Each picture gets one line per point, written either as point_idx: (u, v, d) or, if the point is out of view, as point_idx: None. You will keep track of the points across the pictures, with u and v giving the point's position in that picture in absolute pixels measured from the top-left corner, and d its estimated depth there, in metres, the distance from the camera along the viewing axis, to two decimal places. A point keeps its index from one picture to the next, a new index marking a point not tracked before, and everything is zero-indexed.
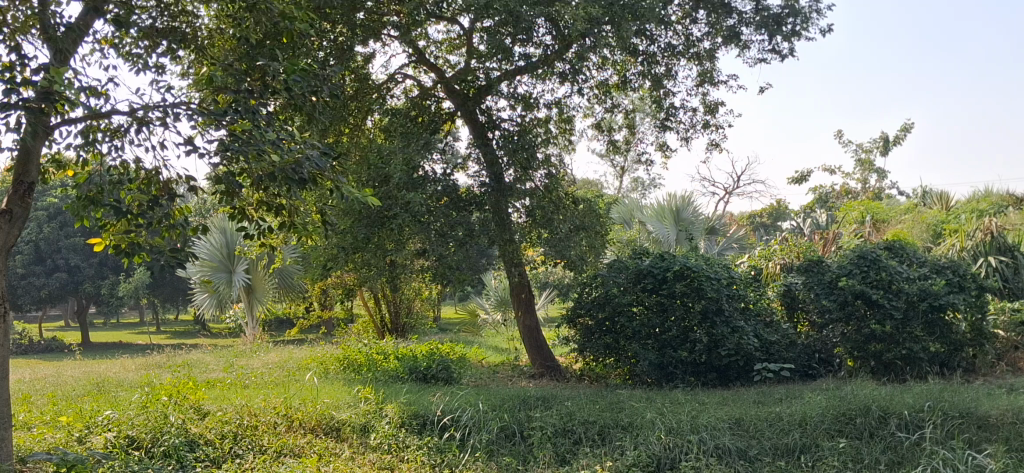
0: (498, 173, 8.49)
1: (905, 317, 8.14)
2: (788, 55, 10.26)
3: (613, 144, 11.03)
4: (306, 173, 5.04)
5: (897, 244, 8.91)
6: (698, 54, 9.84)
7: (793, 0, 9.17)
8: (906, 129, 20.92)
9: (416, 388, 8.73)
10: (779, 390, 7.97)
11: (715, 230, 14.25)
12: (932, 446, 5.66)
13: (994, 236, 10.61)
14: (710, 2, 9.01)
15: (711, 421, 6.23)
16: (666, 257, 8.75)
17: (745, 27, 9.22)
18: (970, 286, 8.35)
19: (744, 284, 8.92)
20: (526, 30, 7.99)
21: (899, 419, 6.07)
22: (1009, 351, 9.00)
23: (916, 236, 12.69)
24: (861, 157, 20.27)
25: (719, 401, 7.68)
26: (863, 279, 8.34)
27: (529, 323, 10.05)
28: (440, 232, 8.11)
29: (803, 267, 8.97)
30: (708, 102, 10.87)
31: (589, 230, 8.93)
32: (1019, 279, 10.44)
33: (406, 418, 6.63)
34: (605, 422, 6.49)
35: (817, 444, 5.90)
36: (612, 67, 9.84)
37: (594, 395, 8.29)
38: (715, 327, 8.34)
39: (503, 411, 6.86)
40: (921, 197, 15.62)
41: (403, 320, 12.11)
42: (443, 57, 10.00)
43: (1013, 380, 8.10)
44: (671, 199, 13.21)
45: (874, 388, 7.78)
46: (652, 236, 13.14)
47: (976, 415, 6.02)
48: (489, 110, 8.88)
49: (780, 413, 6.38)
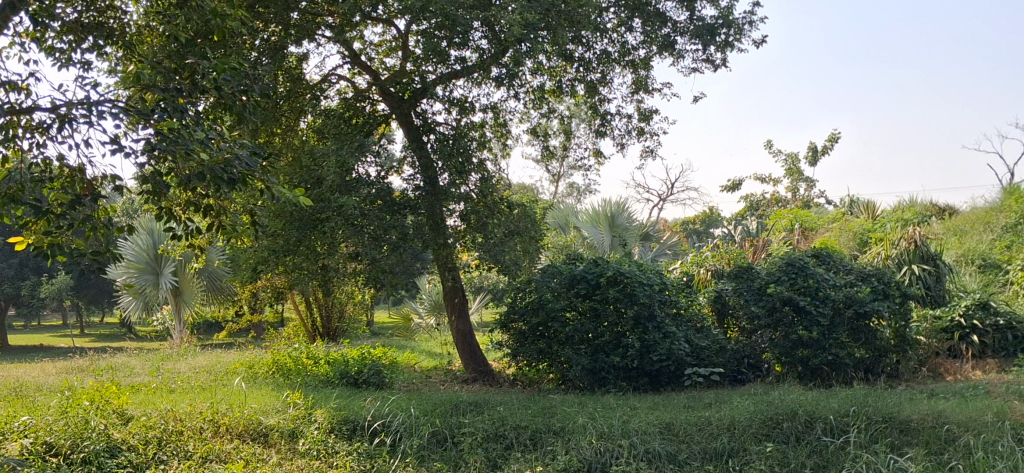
0: (433, 177, 8.49)
1: (832, 323, 8.32)
2: (721, 66, 10.41)
3: (548, 149, 11.06)
4: (236, 173, 4.96)
5: (824, 252, 9.08)
6: (633, 61, 9.94)
7: (727, 11, 9.31)
8: (834, 139, 21.41)
9: (346, 393, 8.63)
10: (708, 395, 8.06)
11: (649, 236, 14.36)
12: (856, 450, 5.76)
13: (918, 244, 10.93)
14: (645, 10, 9.10)
15: (641, 426, 6.28)
16: (599, 262, 8.80)
17: (680, 36, 9.32)
18: (894, 293, 8.55)
19: (676, 290, 9.00)
20: (462, 33, 7.95)
21: (825, 423, 6.17)
22: (931, 357, 9.26)
23: (843, 244, 12.98)
24: (791, 166, 20.66)
25: (650, 406, 7.74)
26: (792, 286, 8.50)
27: (462, 327, 10.01)
28: (373, 235, 7.97)
29: (733, 274, 9.10)
30: (643, 110, 10.97)
31: (523, 234, 8.93)
32: (941, 287, 10.72)
33: (336, 423, 6.54)
34: (537, 427, 6.48)
35: (744, 448, 5.97)
36: (548, 73, 9.87)
37: (527, 400, 8.28)
38: (647, 333, 8.42)
39: (435, 416, 6.80)
40: (848, 206, 15.97)
41: (335, 324, 12.00)
42: (378, 59, 9.92)
43: (934, 385, 8.33)
44: (605, 205, 13.31)
45: (801, 393, 7.92)
46: (588, 242, 13.29)
47: (898, 420, 6.15)
48: (425, 113, 8.85)
49: (709, 418, 6.45)
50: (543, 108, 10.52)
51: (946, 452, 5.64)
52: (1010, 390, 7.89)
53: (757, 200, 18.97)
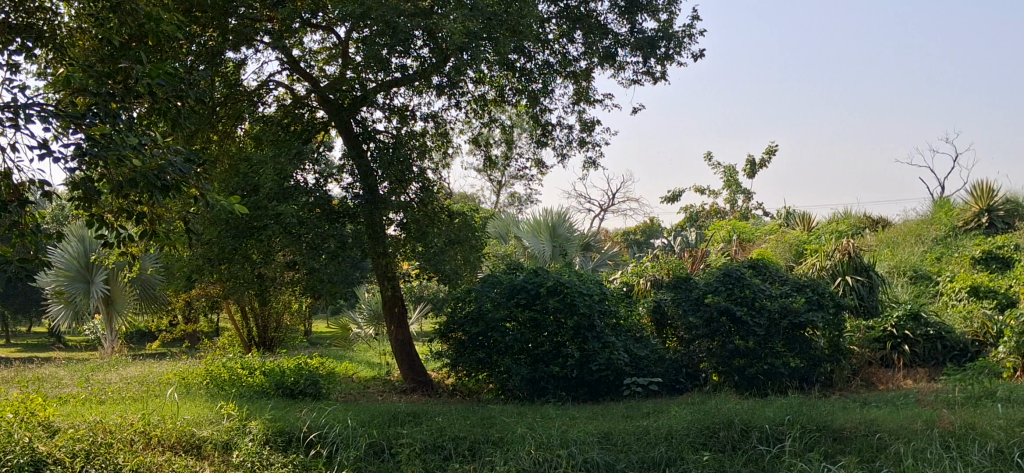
0: (373, 186, 8.43)
1: (767, 333, 8.43)
2: (661, 79, 10.52)
3: (488, 159, 11.05)
4: (170, 180, 4.88)
5: (761, 263, 9.20)
6: (574, 72, 9.99)
7: (667, 24, 9.41)
8: (771, 152, 21.77)
9: (282, 404, 8.49)
10: (647, 404, 8.10)
11: (590, 246, 14.37)
12: (791, 458, 5.83)
13: (851, 256, 11.15)
14: (587, 22, 9.16)
15: (580, 435, 6.28)
16: (539, 272, 8.81)
17: (621, 48, 9.37)
18: (828, 304, 8.69)
19: (615, 300, 9.04)
20: (403, 41, 7.90)
21: (760, 432, 6.22)
22: (863, 366, 9.43)
23: (780, 255, 13.11)
24: (729, 179, 20.95)
25: (589, 416, 7.75)
26: (729, 296, 8.59)
27: (401, 337, 9.94)
28: (311, 243, 7.86)
29: (672, 284, 9.17)
30: (584, 120, 11.02)
31: (464, 244, 8.88)
32: (873, 297, 10.94)
33: (270, 435, 6.42)
34: (476, 438, 6.42)
35: (681, 457, 5.99)
36: (489, 82, 9.87)
37: (466, 410, 8.23)
38: (586, 342, 8.43)
39: (373, 427, 6.70)
40: (784, 218, 16.23)
41: (272, 334, 11.88)
42: (318, 67, 9.83)
43: (866, 394, 8.48)
44: (546, 215, 13.35)
45: (737, 402, 8.00)
46: (528, 252, 13.26)
47: (832, 428, 6.23)
48: (365, 122, 8.78)
49: (647, 427, 6.47)
50: (485, 117, 10.51)
51: (878, 460, 5.73)
52: (938, 398, 8.06)
53: (696, 211, 19.19)
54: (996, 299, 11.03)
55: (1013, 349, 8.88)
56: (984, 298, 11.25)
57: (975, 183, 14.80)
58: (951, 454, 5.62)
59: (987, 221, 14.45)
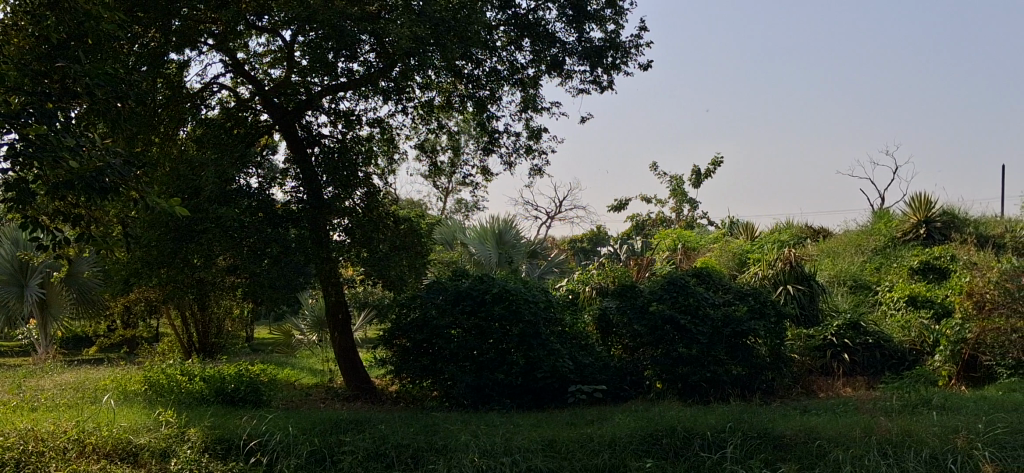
0: (317, 190, 8.38)
1: (710, 342, 8.51)
2: (608, 88, 10.57)
3: (435, 166, 11.01)
4: (108, 182, 4.78)
5: (705, 271, 9.28)
6: (522, 80, 9.98)
7: (614, 34, 9.47)
8: (717, 163, 22.01)
9: (222, 411, 8.35)
10: (591, 412, 8.11)
11: (537, 253, 14.17)
12: (731, 465, 5.88)
13: (793, 265, 11.31)
14: (534, 30, 9.17)
15: (524, 443, 6.27)
16: (485, 279, 8.78)
17: (569, 57, 9.40)
18: (770, 313, 8.80)
19: (560, 307, 9.05)
20: (349, 45, 7.84)
21: (702, 439, 6.25)
22: (803, 374, 9.56)
23: (723, 264, 13.26)
24: (675, 188, 21.14)
25: (533, 423, 7.74)
26: (673, 304, 8.65)
27: (344, 344, 9.84)
28: (253, 248, 7.76)
29: (617, 292, 9.20)
30: (532, 128, 11.04)
31: (410, 250, 8.82)
32: (814, 306, 11.10)
33: (210, 443, 6.31)
34: (419, 445, 6.33)
35: (624, 464, 6.02)
36: (437, 88, 9.85)
37: (409, 418, 8.17)
38: (532, 350, 8.39)
39: (314, 435, 6.56)
40: (728, 227, 16.42)
41: (212, 340, 11.70)
42: (263, 70, 9.72)
43: (806, 402, 8.59)
44: (493, 222, 13.33)
45: (680, 409, 8.05)
46: (474, 258, 13.13)
47: (773, 435, 6.29)
48: (310, 126, 8.70)
49: (591, 434, 6.47)
50: (432, 123, 10.47)
51: (818, 467, 5.80)
52: (876, 406, 8.20)
53: (642, 220, 19.33)
54: (932, 309, 11.26)
55: (948, 357, 9.10)
56: (921, 307, 11.48)
57: (914, 195, 15.11)
58: (887, 461, 5.71)
59: (925, 232, 14.77)
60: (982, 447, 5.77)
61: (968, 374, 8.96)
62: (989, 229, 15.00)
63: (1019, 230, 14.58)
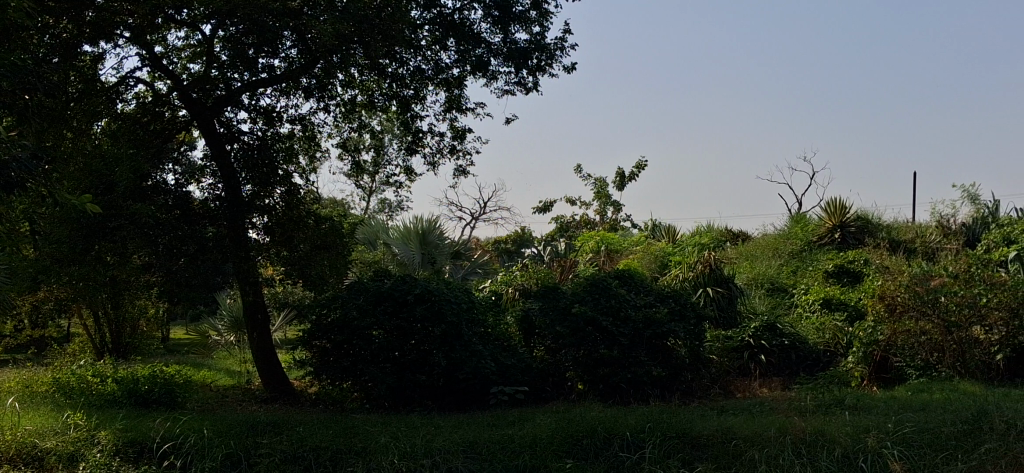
0: (235, 188, 8.28)
1: (631, 343, 8.59)
2: (533, 90, 10.61)
3: (358, 165, 10.88)
4: (13, 176, 4.58)
5: (627, 274, 9.35)
6: (447, 80, 9.91)
7: (539, 35, 9.52)
8: (641, 167, 22.25)
9: (134, 414, 8.12)
10: (512, 413, 8.11)
11: (460, 253, 14.16)
12: (650, 465, 5.94)
13: (713, 268, 11.50)
14: (459, 30, 9.09)
15: (445, 444, 6.24)
16: (407, 279, 8.67)
17: (494, 58, 9.40)
18: (690, 315, 8.91)
19: (483, 308, 9.04)
20: (270, 41, 7.69)
21: (622, 439, 6.29)
22: (721, 375, 9.71)
23: (645, 266, 13.42)
24: (600, 191, 21.30)
25: (454, 425, 7.70)
26: (594, 306, 8.70)
27: (262, 344, 9.66)
28: (168, 246, 7.65)
29: (540, 294, 9.21)
30: (457, 128, 10.99)
31: (331, 250, 8.69)
32: (732, 308, 11.29)
33: (121, 445, 6.15)
34: (338, 448, 6.23)
35: (545, 465, 6.03)
36: (360, 86, 9.76)
37: (328, 420, 8.06)
38: (454, 350, 8.30)
39: (231, 437, 6.43)
40: (651, 230, 16.61)
41: (126, 341, 11.37)
42: (182, 65, 9.49)
43: (724, 402, 8.74)
44: (417, 222, 13.26)
45: (600, 410, 8.11)
46: (397, 259, 13.06)
47: (690, 434, 6.34)
48: (230, 122, 8.42)
49: (512, 435, 6.47)
50: (355, 122, 10.36)
51: (734, 466, 5.89)
52: (791, 406, 8.38)
53: (567, 222, 19.43)
54: (845, 311, 11.56)
55: (861, 359, 9.21)
56: (834, 310, 11.77)
57: (829, 200, 15.50)
58: (801, 460, 5.82)
59: (840, 236, 15.17)
60: (891, 446, 5.88)
61: (880, 375, 9.14)
62: (900, 233, 15.44)
63: (929, 235, 15.03)
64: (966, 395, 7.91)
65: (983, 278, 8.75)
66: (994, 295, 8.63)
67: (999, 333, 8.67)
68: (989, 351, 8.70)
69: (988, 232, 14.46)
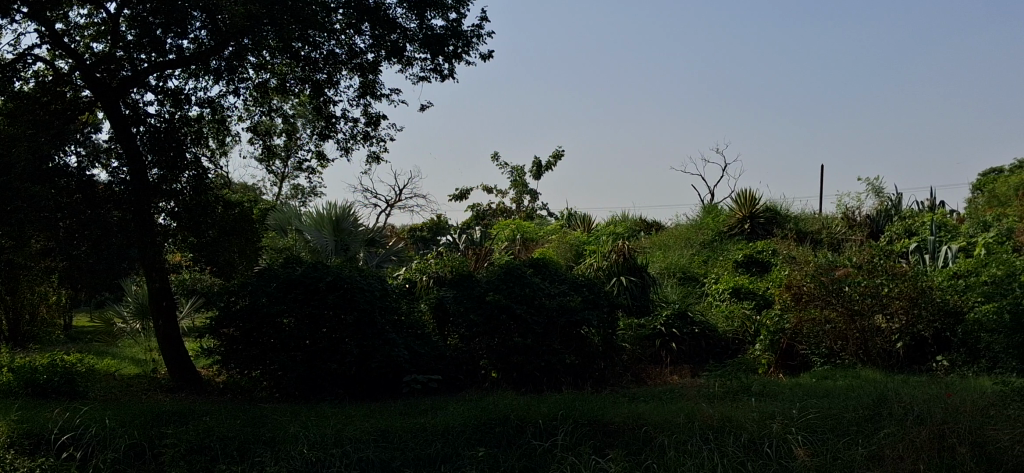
0: (141, 173, 7.97)
1: (544, 332, 8.62)
2: (449, 77, 10.57)
3: (268, 150, 10.68)
4: None
5: (542, 262, 9.39)
6: (361, 66, 9.75)
7: (455, 22, 9.46)
8: (558, 156, 22.35)
9: (31, 404, 7.83)
10: (425, 402, 8.07)
11: (375, 240, 14.00)
12: (562, 452, 5.95)
13: (626, 257, 11.65)
14: (375, 14, 8.96)
15: (356, 433, 6.16)
16: (319, 266, 8.46)
17: (409, 44, 9.27)
18: (603, 303, 9.00)
19: (396, 295, 8.94)
20: (180, 21, 7.51)
21: (534, 426, 6.31)
22: (633, 363, 9.82)
23: (560, 255, 13.35)
24: (516, 180, 21.33)
25: (365, 414, 7.63)
26: (508, 294, 8.70)
27: (168, 332, 9.41)
28: (69, 231, 7.29)
29: (454, 282, 9.17)
30: (370, 114, 10.89)
31: (240, 237, 8.51)
32: (645, 297, 11.45)
33: (16, 438, 5.95)
34: (246, 437, 6.09)
35: (457, 454, 6.02)
36: (271, 69, 9.60)
37: (235, 410, 7.89)
38: (367, 338, 8.20)
39: (136, 426, 6.24)
40: (567, 219, 16.72)
41: (25, 329, 10.97)
42: (85, 43, 9.14)
43: (635, 390, 8.86)
44: (331, 209, 13.12)
45: (513, 398, 8.13)
46: (310, 245, 12.89)
47: (602, 422, 6.39)
48: (136, 104, 8.11)
49: (423, 423, 6.43)
50: (266, 105, 10.12)
51: (642, 453, 5.97)
52: (699, 393, 8.53)
53: (483, 210, 19.42)
54: (753, 300, 11.81)
55: (768, 346, 9.54)
56: (743, 299, 12.00)
57: (739, 191, 15.84)
58: (708, 446, 5.91)
59: (749, 227, 15.56)
60: (795, 431, 6.01)
61: (786, 363, 9.44)
62: (808, 224, 15.81)
63: (835, 226, 15.42)
64: (865, 381, 8.17)
65: (887, 268, 8.97)
66: (896, 285, 8.87)
67: (899, 322, 8.86)
68: (890, 339, 8.93)
69: (891, 225, 14.93)
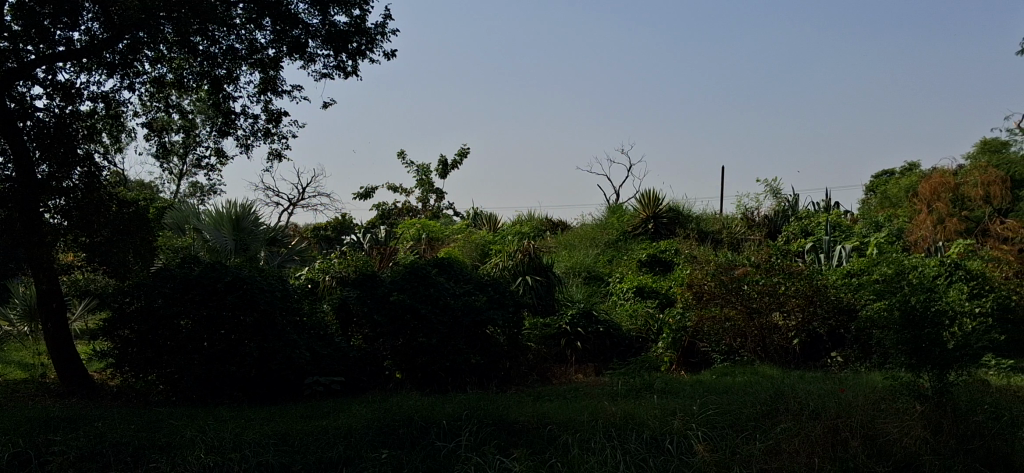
0: (28, 169, 7.71)
1: (449, 331, 8.57)
2: (352, 74, 10.42)
3: (164, 147, 10.35)
4: None
5: (447, 262, 9.33)
6: (262, 61, 9.52)
7: (359, 19, 9.33)
8: (463, 154, 22.29)
9: None
10: (327, 404, 7.91)
11: (277, 239, 13.70)
12: (466, 453, 5.91)
13: (531, 256, 11.66)
14: (277, 10, 8.75)
15: (255, 437, 6.01)
16: (216, 267, 8.19)
17: (311, 40, 9.09)
18: (508, 303, 9.00)
19: (298, 296, 8.74)
20: (71, 12, 7.19)
21: (438, 428, 6.26)
22: (538, 362, 9.83)
23: (466, 254, 13.39)
24: (421, 178, 21.17)
25: (266, 417, 7.44)
26: (413, 294, 8.62)
27: (58, 335, 9.02)
28: None
29: (358, 281, 9.00)
30: (271, 111, 10.66)
31: (136, 236, 8.17)
32: (550, 295, 11.48)
33: None
34: (140, 443, 5.88)
35: (360, 456, 5.90)
36: (167, 63, 9.29)
37: (128, 415, 7.60)
38: (267, 340, 7.99)
39: (20, 434, 5.95)
40: (472, 219, 16.71)
41: None
42: None
43: (540, 389, 8.88)
44: (231, 207, 12.82)
45: (418, 399, 8.06)
46: (209, 244, 12.64)
47: (507, 422, 6.37)
48: (23, 97, 7.76)
49: (325, 426, 6.30)
50: (162, 101, 9.81)
51: (547, 452, 5.96)
52: (603, 391, 8.60)
53: (389, 209, 19.24)
54: (655, 299, 11.95)
55: (669, 345, 9.59)
56: (646, 298, 12.13)
57: (643, 191, 16.07)
58: (611, 443, 5.94)
59: (653, 227, 15.80)
60: (696, 428, 6.09)
61: (687, 360, 9.54)
62: (709, 224, 16.13)
63: (735, 226, 15.75)
64: (763, 378, 8.37)
65: (783, 267, 9.18)
66: (792, 283, 9.10)
67: (796, 319, 9.15)
68: (786, 336, 9.22)
69: (788, 224, 15.35)
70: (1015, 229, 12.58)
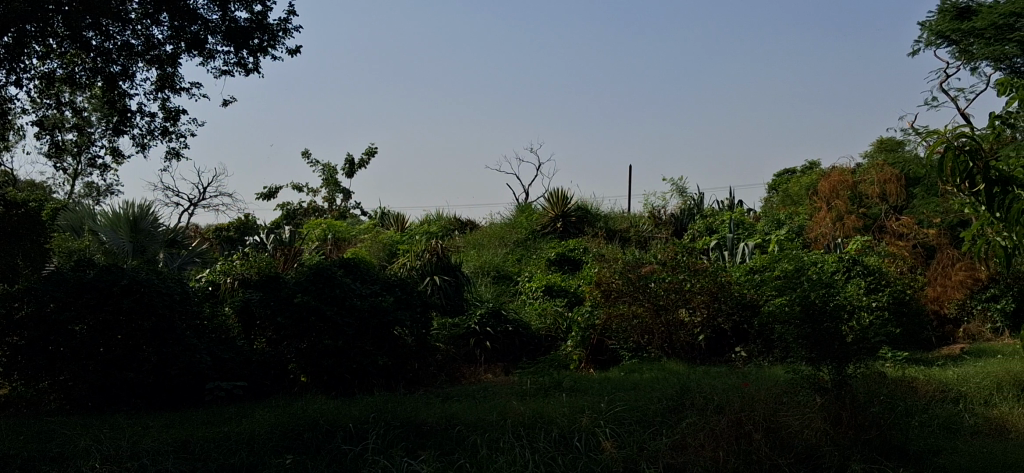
0: None
1: (356, 333, 8.44)
2: (254, 71, 10.16)
3: (56, 146, 9.92)
4: None
5: (352, 262, 9.18)
6: (158, 57, 9.19)
7: (261, 15, 9.08)
8: (371, 153, 22.04)
9: None
10: (230, 409, 7.68)
11: (177, 240, 13.30)
12: (373, 456, 5.78)
13: (438, 256, 11.56)
14: (174, 4, 8.46)
15: (153, 445, 5.78)
16: (111, 270, 7.87)
17: (211, 36, 8.81)
18: (415, 303, 8.90)
19: (198, 299, 8.47)
20: None
21: (344, 432, 6.14)
22: (447, 362, 9.75)
23: (373, 255, 13.22)
24: (328, 178, 20.84)
25: (165, 425, 7.18)
26: (318, 295, 8.46)
27: None
28: None
29: (260, 283, 8.77)
30: (169, 108, 10.31)
31: (24, 239, 7.82)
32: (458, 295, 11.40)
33: None
34: (28, 455, 5.59)
35: (263, 461, 5.72)
36: (58, 58, 8.90)
37: (16, 425, 7.24)
38: (166, 345, 7.71)
39: None
40: (379, 219, 16.55)
41: None
42: None
43: (449, 390, 8.81)
44: (127, 208, 12.41)
45: (323, 403, 7.90)
46: (104, 247, 12.21)
47: (414, 424, 6.27)
48: None
49: (227, 432, 6.11)
50: (54, 97, 9.40)
51: (455, 452, 5.88)
52: (512, 390, 8.57)
53: (295, 209, 18.89)
54: (564, 298, 12.00)
55: (578, 342, 9.43)
56: (555, 296, 12.15)
57: (552, 190, 16.13)
58: (520, 442, 5.90)
59: (561, 226, 15.89)
60: (603, 425, 6.10)
61: (595, 357, 9.46)
62: (617, 223, 16.28)
63: (642, 224, 15.94)
64: (669, 374, 8.46)
65: (688, 264, 9.39)
66: (697, 280, 9.30)
67: (700, 316, 9.30)
68: (692, 332, 9.32)
69: (694, 223, 15.61)
70: (909, 225, 13.06)
